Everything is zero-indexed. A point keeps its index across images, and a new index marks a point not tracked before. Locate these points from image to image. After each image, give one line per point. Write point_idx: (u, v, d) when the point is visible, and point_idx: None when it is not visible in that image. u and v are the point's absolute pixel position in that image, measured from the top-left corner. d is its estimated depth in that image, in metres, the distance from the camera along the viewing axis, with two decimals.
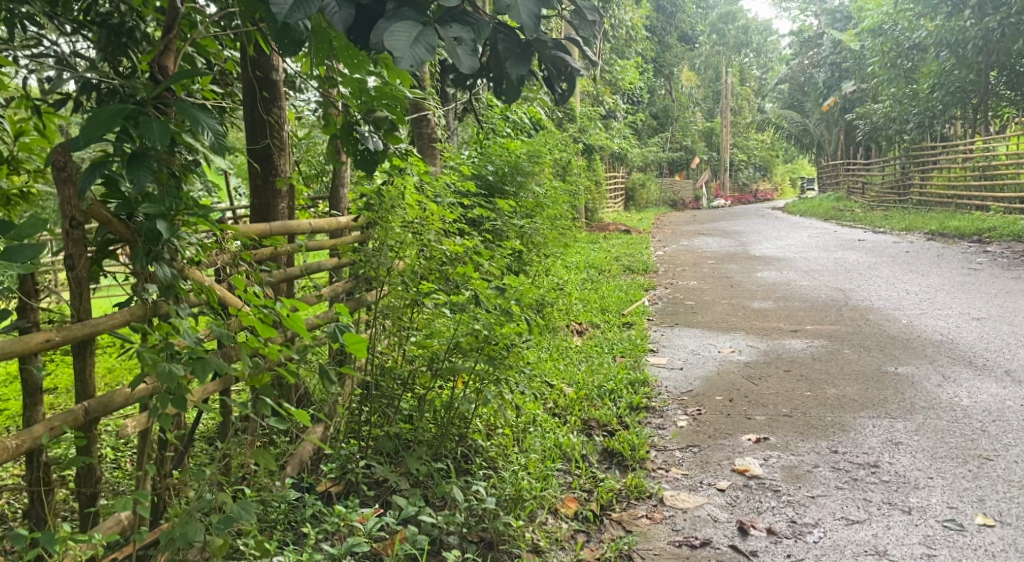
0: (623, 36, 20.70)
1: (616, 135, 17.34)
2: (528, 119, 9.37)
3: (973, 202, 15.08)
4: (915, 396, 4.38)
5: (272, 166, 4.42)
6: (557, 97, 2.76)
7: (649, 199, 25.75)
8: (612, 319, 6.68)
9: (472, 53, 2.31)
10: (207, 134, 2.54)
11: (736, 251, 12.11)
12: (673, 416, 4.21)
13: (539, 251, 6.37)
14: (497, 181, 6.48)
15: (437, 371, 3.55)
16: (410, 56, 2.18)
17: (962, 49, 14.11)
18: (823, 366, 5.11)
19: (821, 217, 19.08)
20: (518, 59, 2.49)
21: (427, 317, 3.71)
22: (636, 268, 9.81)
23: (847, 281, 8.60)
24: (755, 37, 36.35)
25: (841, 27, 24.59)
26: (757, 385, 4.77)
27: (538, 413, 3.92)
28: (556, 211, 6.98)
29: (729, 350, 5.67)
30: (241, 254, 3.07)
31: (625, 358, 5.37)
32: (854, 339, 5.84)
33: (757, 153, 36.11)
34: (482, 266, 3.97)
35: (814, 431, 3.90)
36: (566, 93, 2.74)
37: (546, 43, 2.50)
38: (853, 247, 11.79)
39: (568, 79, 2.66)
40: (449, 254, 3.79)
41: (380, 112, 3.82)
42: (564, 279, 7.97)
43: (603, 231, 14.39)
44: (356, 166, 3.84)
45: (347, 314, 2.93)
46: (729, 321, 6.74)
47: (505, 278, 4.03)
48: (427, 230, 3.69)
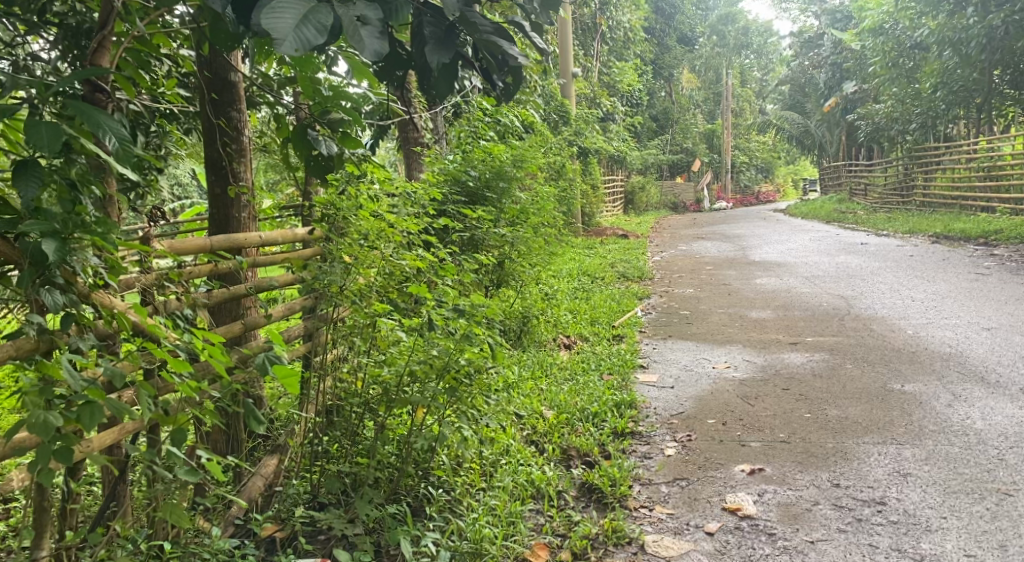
0: (622, 38, 20.42)
1: (614, 137, 17.03)
2: (519, 122, 9.06)
3: (978, 203, 14.72)
4: (923, 418, 4.04)
5: (232, 175, 4.08)
6: (500, 93, 2.71)
7: (649, 202, 25.44)
8: (601, 331, 6.34)
9: (378, 37, 2.10)
10: (112, 141, 2.25)
11: (736, 256, 11.76)
12: (660, 443, 3.88)
13: (523, 260, 6.03)
14: (479, 187, 6.03)
15: (393, 402, 3.23)
16: (292, 39, 1.98)
17: (965, 47, 13.79)
18: (824, 384, 4.76)
19: (823, 219, 18.73)
20: (440, 45, 2.35)
21: (385, 340, 3.40)
22: (631, 275, 9.48)
23: (850, 287, 8.26)
24: (755, 39, 36.02)
25: (842, 27, 24.33)
26: (752, 406, 4.42)
27: (510, 445, 3.61)
28: (544, 218, 6.65)
29: (724, 365, 5.33)
30: (170, 274, 2.82)
31: (613, 376, 5.03)
32: (856, 352, 5.50)
33: (758, 155, 35.77)
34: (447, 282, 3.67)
35: (813, 460, 3.56)
36: (510, 88, 2.69)
37: (477, 25, 2.32)
38: (855, 251, 11.45)
39: (511, 73, 2.62)
40: (410, 269, 3.48)
41: (335, 113, 3.57)
42: (554, 290, 7.63)
43: (600, 236, 14.06)
44: (309, 172, 3.58)
45: (279, 342, 2.64)
46: (725, 333, 6.39)
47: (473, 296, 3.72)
48: (381, 243, 3.37)
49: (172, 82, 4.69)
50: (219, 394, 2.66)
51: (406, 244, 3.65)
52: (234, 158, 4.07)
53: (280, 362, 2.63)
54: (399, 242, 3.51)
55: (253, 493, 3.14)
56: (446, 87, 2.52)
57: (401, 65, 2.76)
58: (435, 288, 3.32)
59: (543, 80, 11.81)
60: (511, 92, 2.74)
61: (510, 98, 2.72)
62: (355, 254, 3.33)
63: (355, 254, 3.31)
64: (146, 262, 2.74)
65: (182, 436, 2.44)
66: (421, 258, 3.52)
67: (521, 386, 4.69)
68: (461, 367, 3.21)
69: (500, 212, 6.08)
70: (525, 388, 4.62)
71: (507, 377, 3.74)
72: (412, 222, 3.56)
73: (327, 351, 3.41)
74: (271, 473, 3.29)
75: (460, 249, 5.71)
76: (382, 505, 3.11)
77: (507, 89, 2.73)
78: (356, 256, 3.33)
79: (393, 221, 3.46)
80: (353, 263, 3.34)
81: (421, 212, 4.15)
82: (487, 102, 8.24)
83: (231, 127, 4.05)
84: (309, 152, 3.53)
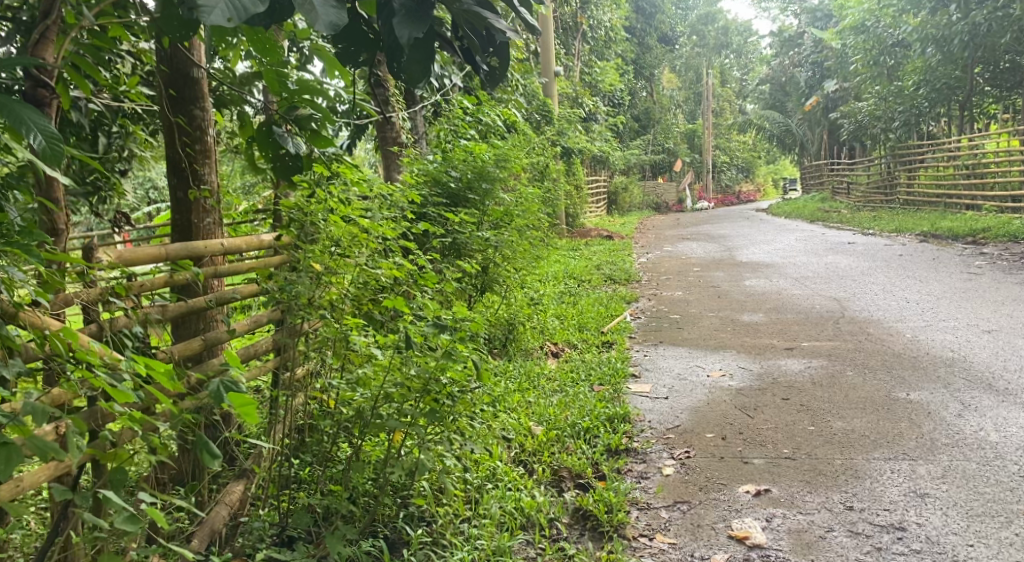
0: (603, 37, 20.20)
1: (597, 137, 16.79)
2: (501, 121, 8.79)
3: (962, 201, 14.60)
4: (935, 430, 3.80)
5: (194, 175, 3.78)
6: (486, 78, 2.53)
7: (632, 203, 25.25)
8: (590, 337, 6.09)
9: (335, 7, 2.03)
10: (36, 139, 2.08)
11: (723, 257, 11.55)
12: (658, 462, 3.63)
13: (508, 264, 5.77)
14: (461, 189, 5.75)
15: (366, 427, 2.95)
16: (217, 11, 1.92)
17: (948, 44, 13.67)
18: (825, 393, 4.52)
19: (808, 218, 18.59)
20: (413, 19, 2.16)
21: (357, 357, 3.16)
22: (617, 278, 9.25)
23: (841, 288, 8.06)
24: (735, 38, 35.93)
25: (822, 26, 24.25)
26: (753, 417, 4.18)
27: (496, 467, 3.35)
28: (529, 220, 6.39)
29: (719, 374, 5.08)
30: (115, 289, 2.58)
31: (603, 386, 4.77)
32: (856, 358, 5.26)
33: (739, 154, 35.69)
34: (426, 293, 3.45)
35: (822, 480, 3.33)
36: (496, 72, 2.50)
37: None
38: (843, 251, 11.26)
39: (497, 53, 2.43)
40: (386, 278, 3.27)
41: (303, 109, 3.26)
42: (538, 294, 7.38)
43: (585, 238, 13.82)
44: (275, 173, 3.34)
45: (234, 364, 2.33)
46: (718, 338, 6.14)
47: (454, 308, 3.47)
48: (349, 252, 3.14)
49: (135, 79, 4.41)
50: (170, 425, 2.41)
51: (380, 251, 3.40)
52: (195, 159, 3.78)
53: (236, 388, 2.35)
54: (371, 251, 3.26)
55: (218, 523, 2.92)
56: (420, 72, 2.31)
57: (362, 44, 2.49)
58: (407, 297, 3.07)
59: (524, 79, 11.56)
60: (495, 77, 2.57)
61: (495, 84, 2.54)
62: (324, 264, 3.09)
63: (323, 265, 3.07)
64: (87, 274, 2.51)
65: (122, 476, 2.22)
66: (395, 266, 3.27)
67: (506, 400, 4.42)
68: (442, 388, 2.92)
69: (483, 214, 5.80)
70: (512, 402, 4.35)
71: (491, 393, 3.48)
72: (387, 228, 3.31)
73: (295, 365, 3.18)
74: (238, 500, 3.06)
75: (440, 254, 5.44)
76: (357, 541, 2.83)
77: (492, 74, 2.56)
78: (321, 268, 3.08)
79: (364, 227, 3.22)
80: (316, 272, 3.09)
81: (398, 216, 3.89)
82: (468, 101, 7.96)
83: (196, 124, 3.76)
84: (274, 151, 3.30)
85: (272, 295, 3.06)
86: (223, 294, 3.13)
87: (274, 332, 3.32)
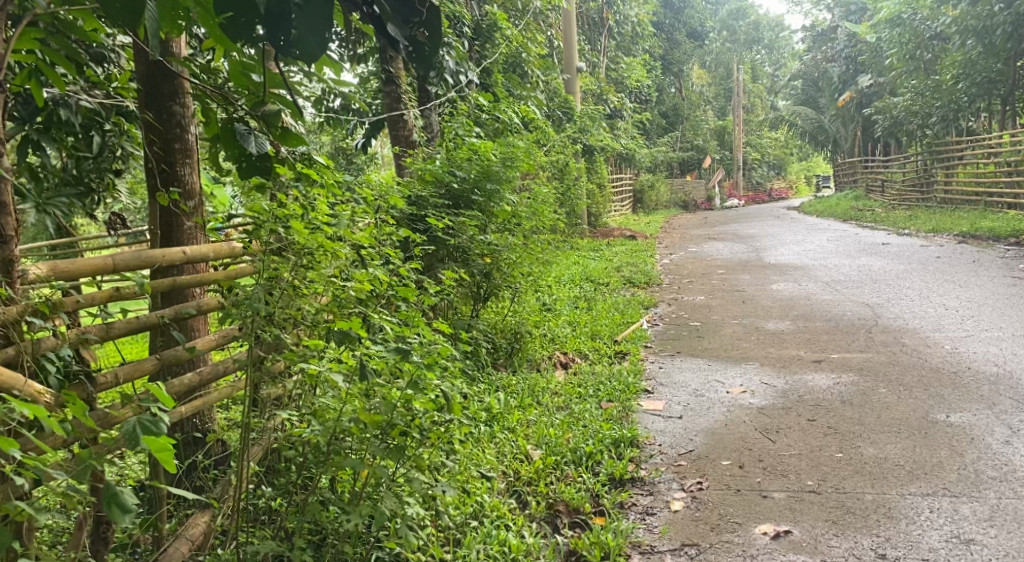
0: (630, 33, 19.73)
1: (622, 134, 16.38)
2: (517, 118, 8.43)
3: (1002, 200, 13.98)
4: (977, 460, 3.41)
5: (173, 176, 3.55)
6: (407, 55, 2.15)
7: (659, 202, 24.79)
8: (603, 347, 5.72)
9: None
10: None
11: (750, 259, 11.10)
12: (666, 495, 3.28)
13: (515, 270, 5.44)
14: (465, 190, 5.40)
15: (326, 465, 2.65)
16: None
17: (990, 36, 13.11)
18: (855, 415, 4.12)
19: (840, 218, 18.05)
20: None
21: (322, 380, 2.87)
22: (637, 280, 8.88)
23: (875, 294, 7.63)
24: (767, 34, 35.22)
25: (857, 19, 23.67)
26: (774, 442, 3.80)
27: (482, 501, 3.08)
28: (541, 223, 6.04)
29: (740, 390, 4.68)
30: (36, 309, 2.33)
31: (611, 404, 4.42)
32: (890, 373, 4.84)
33: (771, 151, 34.99)
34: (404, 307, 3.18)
35: (851, 520, 2.95)
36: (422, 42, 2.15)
37: None
38: (876, 253, 10.77)
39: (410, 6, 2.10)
40: (358, 293, 3.00)
41: (272, 104, 2.98)
42: (550, 300, 7.01)
43: (608, 238, 13.42)
44: (242, 177, 2.98)
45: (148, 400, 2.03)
46: (740, 349, 5.74)
47: (437, 327, 3.19)
48: (313, 268, 2.86)
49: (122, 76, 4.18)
50: (77, 469, 2.13)
51: (355, 261, 3.11)
52: (170, 159, 3.54)
53: (156, 430, 2.04)
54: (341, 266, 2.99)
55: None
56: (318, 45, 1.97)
57: (251, 14, 1.96)
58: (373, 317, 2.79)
59: (545, 75, 11.20)
60: (426, 54, 2.17)
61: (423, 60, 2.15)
62: (287, 279, 2.81)
63: (286, 279, 2.79)
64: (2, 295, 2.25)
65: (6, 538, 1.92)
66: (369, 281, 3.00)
67: (503, 419, 4.08)
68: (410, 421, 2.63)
69: (488, 217, 5.44)
70: (509, 424, 4.01)
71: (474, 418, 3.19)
72: (361, 237, 3.02)
73: (258, 388, 2.90)
74: (202, 533, 2.85)
75: (442, 259, 5.12)
76: None
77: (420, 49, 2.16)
78: (275, 283, 2.78)
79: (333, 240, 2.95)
80: (275, 286, 2.79)
81: (379, 223, 3.59)
82: (483, 98, 7.63)
83: (174, 121, 3.54)
84: (239, 150, 2.95)
85: (227, 313, 2.76)
86: (181, 307, 2.87)
87: (238, 351, 3.03)
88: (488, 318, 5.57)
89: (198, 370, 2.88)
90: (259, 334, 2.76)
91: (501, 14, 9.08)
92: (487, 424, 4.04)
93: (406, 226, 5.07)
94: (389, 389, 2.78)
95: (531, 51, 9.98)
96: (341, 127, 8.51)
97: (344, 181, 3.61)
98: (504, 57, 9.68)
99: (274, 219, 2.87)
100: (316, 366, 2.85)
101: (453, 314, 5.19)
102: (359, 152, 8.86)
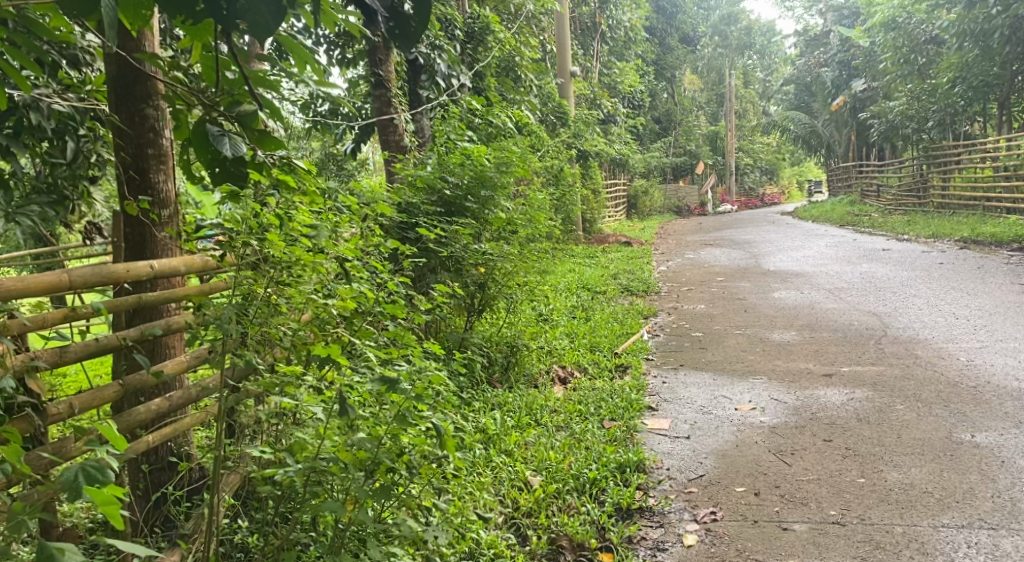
0: (623, 38, 19.51)
1: (616, 139, 16.14)
2: (510, 122, 8.16)
3: (1002, 205, 13.77)
4: (1011, 487, 3.19)
5: (145, 185, 3.30)
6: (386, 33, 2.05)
7: (653, 207, 24.58)
8: (602, 360, 5.47)
9: None
10: None
11: (749, 265, 10.87)
12: (677, 527, 3.06)
13: (510, 280, 5.18)
14: (456, 197, 5.14)
15: (305, 503, 2.43)
16: None
17: (987, 38, 12.91)
18: (874, 434, 3.88)
19: (836, 222, 17.83)
20: None
21: (302, 407, 2.64)
22: (635, 289, 8.64)
23: (880, 302, 7.41)
24: (759, 39, 35.03)
25: (850, 24, 23.49)
26: (790, 466, 3.54)
27: (478, 539, 2.87)
28: (537, 230, 5.78)
29: (748, 407, 4.43)
30: None
31: (613, 423, 4.17)
32: (906, 388, 4.60)
33: (764, 155, 34.78)
34: (388, 326, 2.94)
35: (881, 557, 2.79)
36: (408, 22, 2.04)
37: None
38: (878, 259, 10.55)
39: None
40: (338, 311, 2.77)
41: (246, 106, 2.73)
42: (545, 311, 6.75)
43: (602, 245, 13.18)
44: (215, 182, 2.70)
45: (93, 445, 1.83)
46: (746, 362, 5.48)
47: (428, 348, 2.95)
48: (291, 286, 2.63)
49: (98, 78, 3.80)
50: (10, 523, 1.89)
51: (337, 277, 2.87)
52: (143, 166, 3.29)
53: (101, 476, 1.84)
54: (321, 285, 2.76)
55: None
56: (269, 16, 1.87)
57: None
58: (356, 341, 2.56)
59: (538, 79, 10.95)
60: (410, 35, 2.05)
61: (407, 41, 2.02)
62: (263, 292, 2.56)
63: (262, 293, 2.55)
64: None
65: None
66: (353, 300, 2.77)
67: (501, 442, 3.82)
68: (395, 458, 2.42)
69: (482, 225, 5.20)
70: (507, 446, 3.75)
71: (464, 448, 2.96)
72: (343, 250, 2.79)
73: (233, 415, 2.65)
74: None
75: (433, 270, 4.87)
76: None
77: (404, 31, 2.04)
78: (245, 298, 2.52)
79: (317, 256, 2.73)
80: (248, 301, 2.54)
81: (360, 234, 3.35)
82: (476, 102, 7.38)
83: (147, 124, 3.27)
84: (212, 154, 2.66)
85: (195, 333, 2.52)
86: (145, 326, 2.61)
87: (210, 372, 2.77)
88: (482, 331, 5.31)
89: (161, 393, 2.62)
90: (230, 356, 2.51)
91: (493, 17, 8.83)
92: (482, 447, 3.78)
93: (396, 234, 4.81)
94: (375, 421, 2.55)
95: (525, 54, 9.72)
96: (330, 132, 8.25)
97: (325, 188, 3.36)
98: (497, 61, 9.43)
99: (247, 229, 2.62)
100: (295, 390, 2.61)
101: (446, 328, 4.93)
102: (348, 158, 8.59)
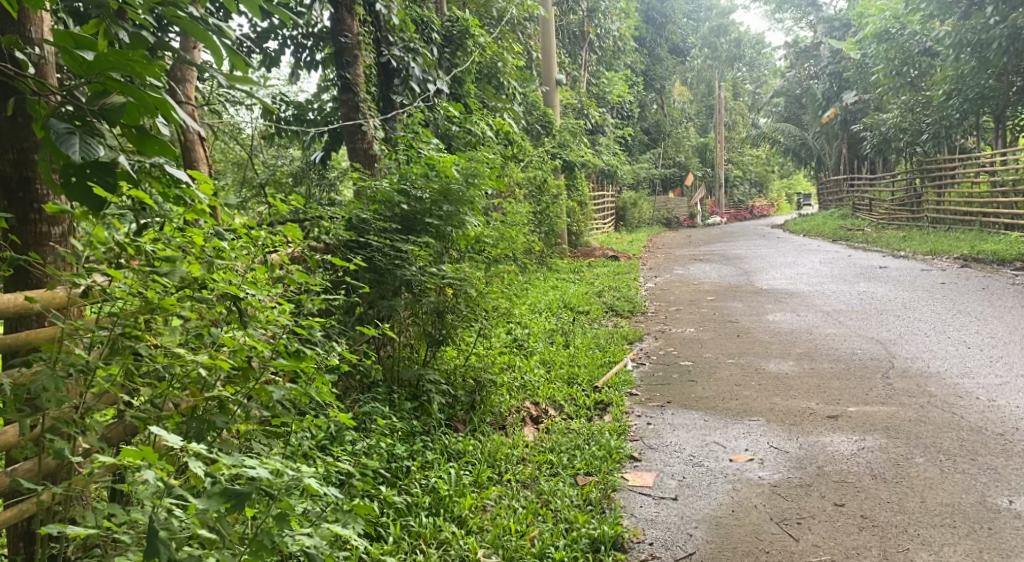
0: (611, 46, 18.93)
1: (603, 150, 15.56)
2: (490, 134, 7.58)
3: (999, 221, 13.20)
4: None
5: (30, 199, 2.55)
6: None
7: (642, 219, 24.05)
8: (580, 395, 4.88)
9: None
10: None
11: (739, 283, 10.30)
12: None
13: (477, 307, 4.60)
14: (413, 214, 4.49)
15: None
16: None
17: (985, 50, 12.27)
18: (892, 496, 3.31)
19: (829, 237, 17.30)
20: None
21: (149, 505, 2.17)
22: (620, 309, 8.07)
23: (883, 327, 6.83)
24: (748, 51, 34.42)
25: (840, 35, 22.97)
26: (797, 542, 3.03)
27: None
28: (509, 249, 5.16)
29: (743, 457, 3.84)
30: None
31: (588, 478, 3.60)
32: (924, 435, 4.03)
33: (754, 168, 34.28)
34: (272, 393, 2.51)
35: None
36: None
37: None
38: (875, 277, 10.02)
39: None
40: (201, 369, 2.36)
41: (117, 96, 2.15)
42: (521, 339, 6.15)
43: (588, 259, 12.63)
44: (70, 198, 2.07)
45: None
46: (741, 398, 4.87)
47: (333, 417, 2.56)
48: (137, 340, 2.28)
49: None
50: None
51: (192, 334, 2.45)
52: (26, 173, 2.54)
53: None
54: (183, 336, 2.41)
55: None
56: None
57: None
58: (181, 439, 2.05)
59: (522, 87, 10.34)
60: None
61: None
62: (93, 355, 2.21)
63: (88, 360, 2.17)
64: None
65: None
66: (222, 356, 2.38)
67: (453, 506, 3.25)
68: None
69: (445, 243, 4.55)
70: (460, 512, 3.21)
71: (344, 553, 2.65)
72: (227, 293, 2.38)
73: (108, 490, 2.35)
74: None
75: (381, 296, 4.26)
76: None
77: None
78: (69, 356, 2.16)
79: (180, 301, 2.35)
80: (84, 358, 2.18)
81: (263, 264, 2.82)
82: (451, 109, 6.79)
83: (29, 124, 2.52)
84: (62, 161, 2.07)
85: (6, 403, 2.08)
86: None
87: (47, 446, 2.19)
88: (442, 364, 4.71)
89: None
90: (44, 441, 2.16)
91: (474, 19, 8.16)
92: (429, 515, 3.21)
93: (341, 255, 4.19)
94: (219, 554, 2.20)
95: (507, 59, 9.05)
96: (297, 140, 7.63)
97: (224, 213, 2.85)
98: (477, 66, 8.80)
99: (97, 260, 2.28)
100: (141, 482, 2.28)
101: (400, 365, 4.37)
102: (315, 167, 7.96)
